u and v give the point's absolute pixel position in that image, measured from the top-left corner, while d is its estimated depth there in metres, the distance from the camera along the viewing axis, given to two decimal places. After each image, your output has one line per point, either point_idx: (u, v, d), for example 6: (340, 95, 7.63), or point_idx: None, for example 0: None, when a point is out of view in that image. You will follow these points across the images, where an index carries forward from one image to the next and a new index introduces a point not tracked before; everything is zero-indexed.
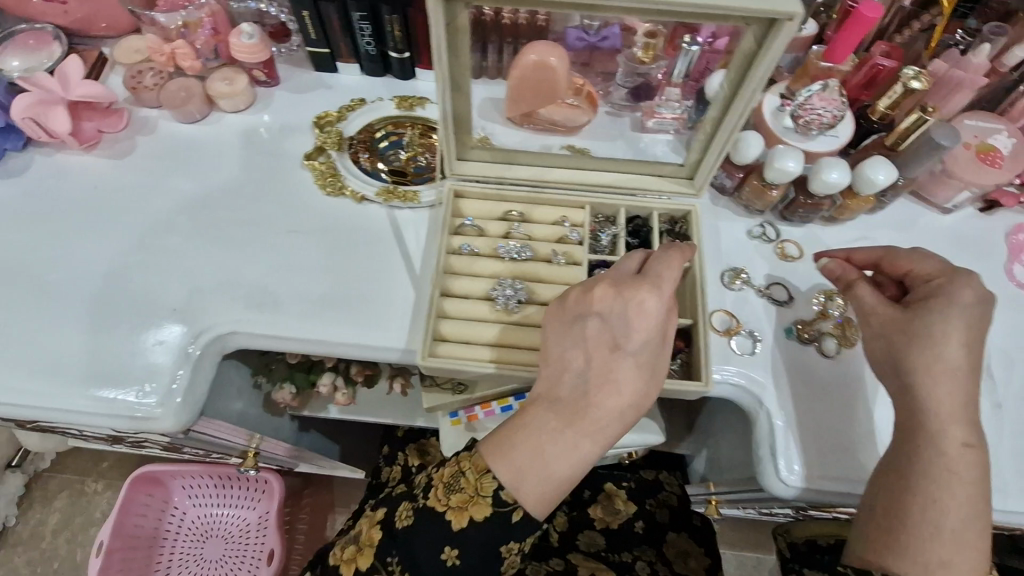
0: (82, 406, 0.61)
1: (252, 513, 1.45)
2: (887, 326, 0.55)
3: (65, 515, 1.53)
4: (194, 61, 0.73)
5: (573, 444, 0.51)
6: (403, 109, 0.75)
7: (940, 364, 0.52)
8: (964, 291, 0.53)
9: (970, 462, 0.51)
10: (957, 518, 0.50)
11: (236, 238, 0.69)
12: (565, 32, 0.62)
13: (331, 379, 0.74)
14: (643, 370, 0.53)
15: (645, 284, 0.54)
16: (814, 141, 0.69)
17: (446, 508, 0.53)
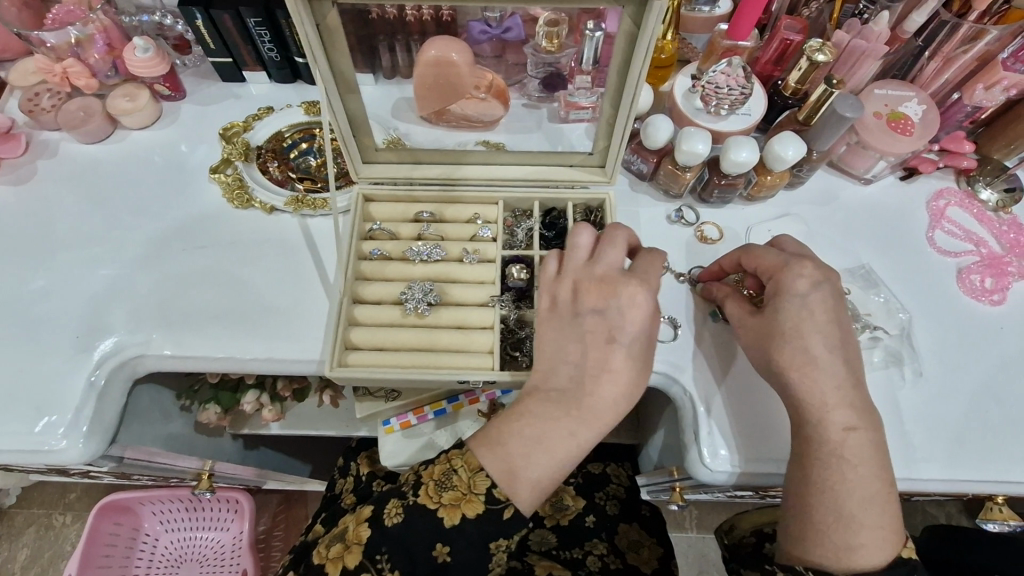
0: None
1: (226, 535, 1.44)
2: (755, 336, 0.56)
3: (34, 550, 1.50)
4: (90, 79, 0.70)
5: (569, 435, 0.51)
6: (311, 115, 0.73)
7: (803, 357, 0.52)
8: (800, 282, 0.54)
9: (854, 444, 0.51)
10: (854, 499, 0.49)
11: (145, 260, 0.67)
12: (468, 25, 0.58)
13: (255, 396, 0.72)
14: (638, 360, 0.53)
15: (636, 278, 0.55)
16: (726, 121, 0.68)
17: (438, 506, 0.50)
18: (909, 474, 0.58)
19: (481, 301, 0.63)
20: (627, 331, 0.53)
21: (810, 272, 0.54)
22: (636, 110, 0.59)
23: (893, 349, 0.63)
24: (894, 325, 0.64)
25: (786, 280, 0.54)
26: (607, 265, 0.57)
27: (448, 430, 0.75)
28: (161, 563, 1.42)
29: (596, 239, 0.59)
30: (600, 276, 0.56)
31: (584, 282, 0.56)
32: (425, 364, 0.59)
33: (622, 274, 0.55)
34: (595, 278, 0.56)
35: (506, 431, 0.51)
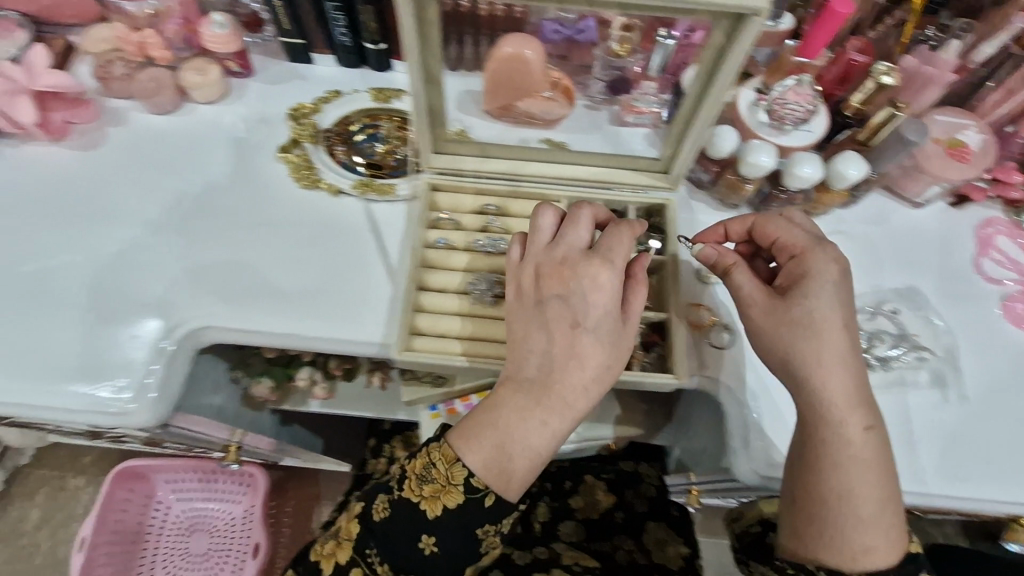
0: (52, 402, 0.60)
1: (237, 507, 1.45)
2: (766, 316, 0.55)
3: (47, 509, 1.52)
4: (164, 50, 0.72)
5: (541, 424, 0.51)
6: (378, 102, 0.74)
7: (825, 349, 0.53)
8: (829, 266, 0.54)
9: (871, 447, 0.52)
10: (872, 503, 0.52)
11: (207, 232, 0.68)
12: (541, 24, 0.57)
13: (309, 372, 0.75)
14: (607, 343, 0.53)
15: (598, 257, 0.54)
16: (790, 136, 0.69)
17: (419, 498, 0.53)
18: (950, 492, 0.61)
19: None
20: (592, 315, 0.53)
21: (837, 258, 0.55)
22: (712, 120, 0.60)
23: (937, 370, 0.65)
24: (938, 346, 0.67)
25: (816, 262, 0.55)
26: (567, 247, 0.56)
27: None
28: (172, 530, 1.44)
29: (559, 220, 0.58)
30: (561, 259, 0.55)
31: (545, 266, 0.55)
32: (491, 355, 0.61)
33: (583, 254, 0.55)
34: (557, 261, 0.55)
35: (478, 424, 0.52)
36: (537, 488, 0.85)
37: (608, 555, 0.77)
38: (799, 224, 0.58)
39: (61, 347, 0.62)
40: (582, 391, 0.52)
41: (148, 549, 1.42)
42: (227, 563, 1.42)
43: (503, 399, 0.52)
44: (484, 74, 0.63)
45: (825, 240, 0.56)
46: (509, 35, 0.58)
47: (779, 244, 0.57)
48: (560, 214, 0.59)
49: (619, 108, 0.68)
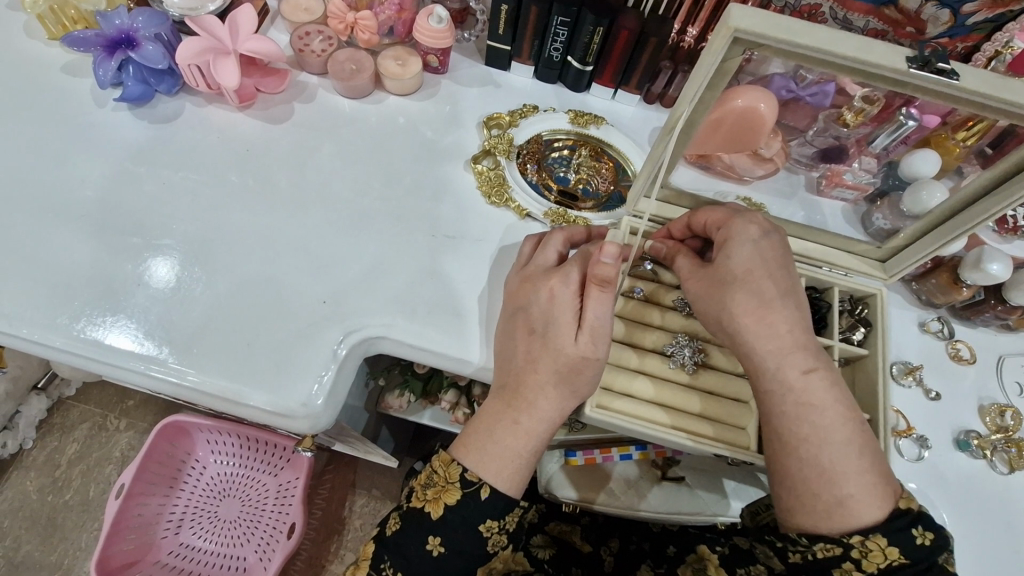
0: (215, 385, 0.57)
1: (273, 480, 1.28)
2: (700, 290, 0.52)
3: (83, 447, 1.33)
4: (373, 34, 0.68)
5: (514, 425, 0.53)
6: (576, 126, 0.70)
7: (757, 305, 0.49)
8: (749, 227, 0.52)
9: (817, 387, 0.48)
10: (832, 447, 0.47)
11: (385, 228, 0.65)
12: (773, 78, 0.59)
13: (455, 396, 0.72)
14: (554, 351, 0.52)
15: (554, 272, 0.54)
16: (1011, 245, 0.65)
17: (424, 503, 0.54)
18: None
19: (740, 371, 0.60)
20: (547, 326, 0.53)
21: (760, 219, 0.52)
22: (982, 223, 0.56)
23: None
24: None
25: (738, 226, 0.52)
26: (535, 264, 0.57)
27: (627, 473, 0.81)
28: (202, 491, 1.28)
29: (537, 245, 0.60)
30: (529, 275, 0.57)
31: (513, 286, 0.58)
32: (682, 429, 0.56)
33: (546, 272, 0.56)
34: (524, 277, 0.57)
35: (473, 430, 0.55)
36: (636, 547, 0.76)
37: None
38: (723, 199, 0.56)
39: (227, 331, 0.59)
40: (543, 386, 0.53)
41: (175, 509, 1.26)
42: (259, 537, 1.25)
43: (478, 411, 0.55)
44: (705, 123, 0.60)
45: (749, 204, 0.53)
46: (741, 86, 0.58)
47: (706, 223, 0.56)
48: (539, 240, 0.61)
49: (820, 175, 0.72)
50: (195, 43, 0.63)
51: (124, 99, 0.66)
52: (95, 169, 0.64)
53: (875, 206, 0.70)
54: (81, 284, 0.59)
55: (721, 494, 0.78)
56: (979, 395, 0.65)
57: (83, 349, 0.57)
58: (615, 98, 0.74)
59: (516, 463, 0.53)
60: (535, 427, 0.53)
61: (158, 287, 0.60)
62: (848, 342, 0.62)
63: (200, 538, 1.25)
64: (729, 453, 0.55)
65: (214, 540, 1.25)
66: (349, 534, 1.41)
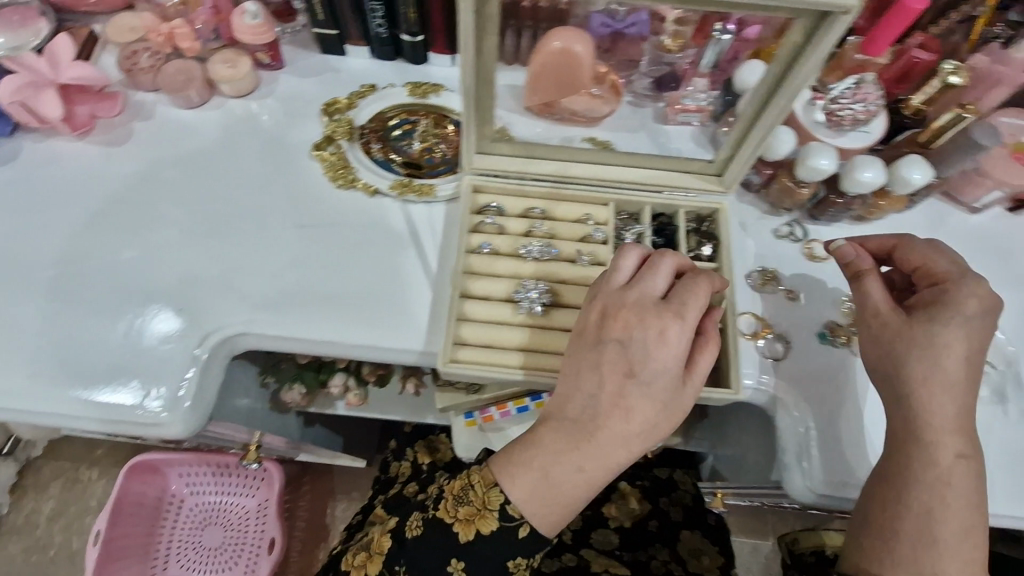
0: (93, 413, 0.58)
1: (251, 501, 1.29)
2: (886, 332, 0.53)
3: (60, 503, 1.34)
4: (194, 42, 0.69)
5: (576, 470, 0.50)
6: (416, 97, 0.71)
7: (938, 378, 0.51)
8: (971, 300, 0.52)
9: (962, 474, 0.51)
10: (948, 527, 0.50)
11: (243, 230, 0.66)
12: (588, 16, 0.54)
13: (342, 379, 0.72)
14: (658, 399, 0.50)
15: (668, 311, 0.51)
16: (846, 137, 0.66)
17: (453, 520, 0.53)
18: (1013, 512, 0.59)
19: None
20: (649, 367, 0.50)
21: (982, 294, 0.52)
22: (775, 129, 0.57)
23: (997, 384, 0.63)
24: (998, 359, 0.64)
25: (958, 295, 0.52)
26: (642, 293, 0.52)
27: (526, 426, 0.75)
28: (183, 525, 1.28)
29: (642, 261, 0.55)
30: (631, 305, 0.52)
31: (612, 309, 0.52)
32: (542, 368, 0.58)
33: (654, 305, 0.51)
34: (603, 308, 0.53)
35: (514, 458, 0.52)
36: None
37: (644, 565, 0.75)
38: (944, 249, 0.55)
39: (92, 354, 0.60)
40: (640, 434, 0.50)
41: (161, 547, 1.26)
42: (246, 557, 1.26)
43: (541, 434, 0.52)
44: (527, 69, 0.58)
45: (973, 273, 0.53)
46: (555, 30, 0.55)
47: (921, 272, 0.55)
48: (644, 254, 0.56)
49: (664, 105, 0.66)
50: (12, 81, 0.64)
51: None
52: None
53: (722, 124, 0.64)
54: None
55: None
56: (836, 287, 0.67)
57: None
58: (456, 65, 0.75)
59: (551, 511, 0.52)
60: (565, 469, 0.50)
61: (21, 324, 0.61)
62: (699, 259, 0.64)
63: (190, 568, 1.26)
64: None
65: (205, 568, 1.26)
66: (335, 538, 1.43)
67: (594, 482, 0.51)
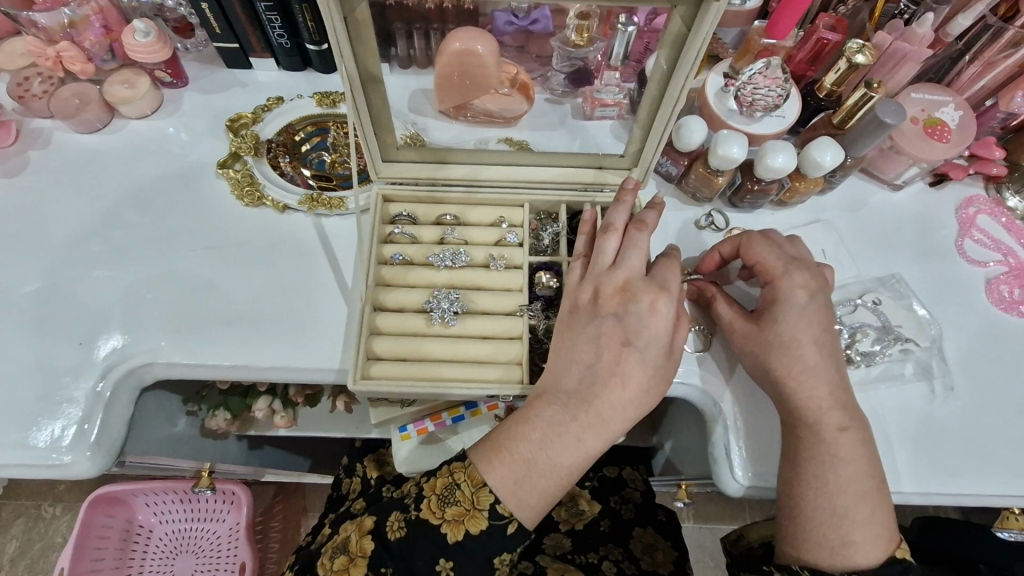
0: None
1: (220, 526, 1.26)
2: (745, 340, 0.56)
3: (22, 543, 1.30)
4: (85, 64, 0.66)
5: (576, 440, 0.50)
6: (325, 107, 0.69)
7: (800, 366, 0.53)
8: (796, 292, 0.54)
9: (852, 444, 0.52)
10: (846, 495, 0.50)
11: (147, 255, 0.63)
12: (493, 15, 0.59)
13: (267, 402, 0.69)
14: (652, 367, 0.52)
15: (656, 285, 0.54)
16: (759, 123, 0.66)
17: (440, 521, 0.50)
18: (940, 488, 0.58)
19: (508, 310, 0.61)
20: (644, 337, 0.52)
21: (806, 280, 0.55)
22: (678, 118, 0.56)
23: (923, 362, 0.63)
24: (924, 337, 0.63)
25: (785, 288, 0.54)
26: (627, 271, 0.55)
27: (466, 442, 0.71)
28: (155, 551, 1.24)
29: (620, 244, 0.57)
30: (622, 283, 0.55)
31: (602, 286, 0.55)
32: (453, 378, 0.56)
33: (644, 279, 0.54)
34: (594, 285, 0.55)
35: (510, 438, 0.51)
36: None
37: (595, 567, 0.74)
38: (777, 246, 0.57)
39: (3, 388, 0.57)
40: (632, 401, 0.51)
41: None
42: None
43: (540, 410, 0.51)
44: (435, 71, 0.63)
45: (798, 262, 0.55)
46: (457, 30, 0.60)
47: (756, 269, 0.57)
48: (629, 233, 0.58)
49: (582, 100, 0.74)
50: None
51: None
52: None
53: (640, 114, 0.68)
54: None
55: None
56: None
57: None
58: None
59: (541, 498, 0.49)
60: (571, 456, 0.50)
61: None
62: None
63: None
64: (469, 392, 0.55)
65: None
66: None
67: (582, 459, 0.50)
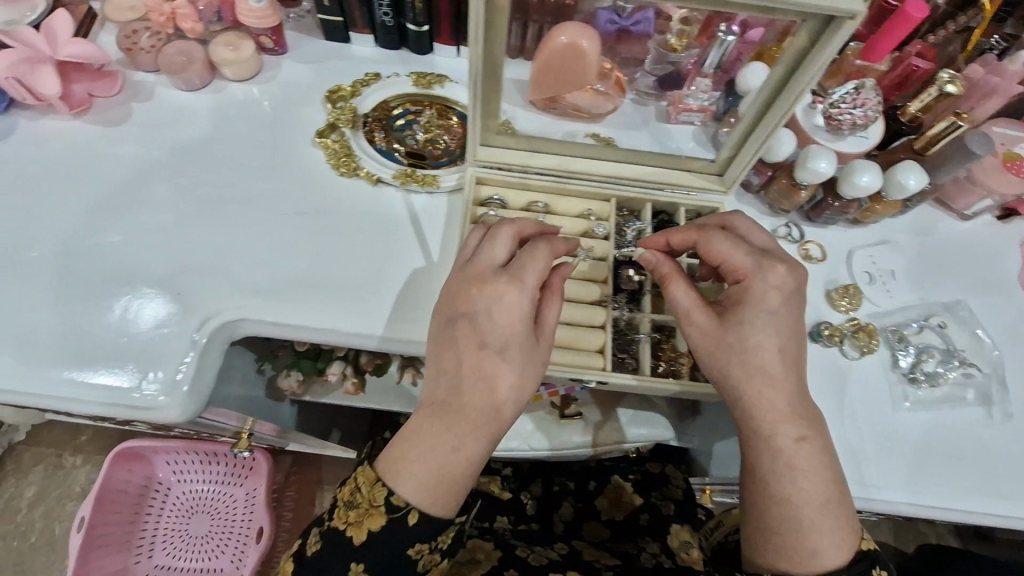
0: (93, 395, 0.57)
1: (239, 490, 1.26)
2: (703, 336, 0.55)
3: (42, 490, 1.31)
4: (196, 23, 0.68)
5: (456, 448, 0.51)
6: (420, 87, 0.71)
7: (760, 375, 0.53)
8: (768, 295, 0.53)
9: (808, 453, 0.52)
10: (811, 508, 0.51)
11: (242, 215, 0.65)
12: (595, 12, 0.63)
13: (341, 368, 0.72)
14: (515, 361, 0.52)
15: (506, 275, 0.53)
16: (844, 141, 0.67)
17: (347, 525, 0.52)
18: (991, 510, 0.60)
19: (595, 300, 0.63)
20: (496, 333, 0.52)
21: (780, 281, 0.54)
22: (777, 131, 0.58)
23: (983, 387, 0.65)
24: (985, 362, 0.66)
25: (754, 289, 0.54)
26: (483, 265, 0.55)
27: None
28: (170, 511, 1.24)
29: (483, 237, 0.58)
30: (475, 276, 0.54)
31: (459, 284, 0.55)
32: None
33: (494, 273, 0.54)
34: (463, 281, 0.55)
35: (395, 458, 0.52)
36: (558, 488, 0.86)
37: (634, 555, 0.73)
38: (742, 243, 0.56)
39: (99, 330, 0.59)
40: (501, 402, 0.52)
41: (146, 534, 1.22)
42: (231, 547, 1.22)
43: (412, 426, 0.52)
44: (532, 63, 0.62)
45: (770, 260, 0.55)
46: (564, 25, 0.60)
47: (724, 266, 0.56)
48: (489, 230, 0.58)
49: (667, 104, 0.73)
50: (10, 57, 0.62)
51: None
52: None
53: (722, 124, 0.71)
54: None
55: (617, 423, 0.81)
56: (827, 285, 0.68)
57: None
58: (461, 56, 0.75)
59: None
60: (479, 448, 0.52)
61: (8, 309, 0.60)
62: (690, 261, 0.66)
63: (175, 556, 1.22)
64: None
65: (191, 556, 1.22)
66: None
67: (470, 462, 0.51)
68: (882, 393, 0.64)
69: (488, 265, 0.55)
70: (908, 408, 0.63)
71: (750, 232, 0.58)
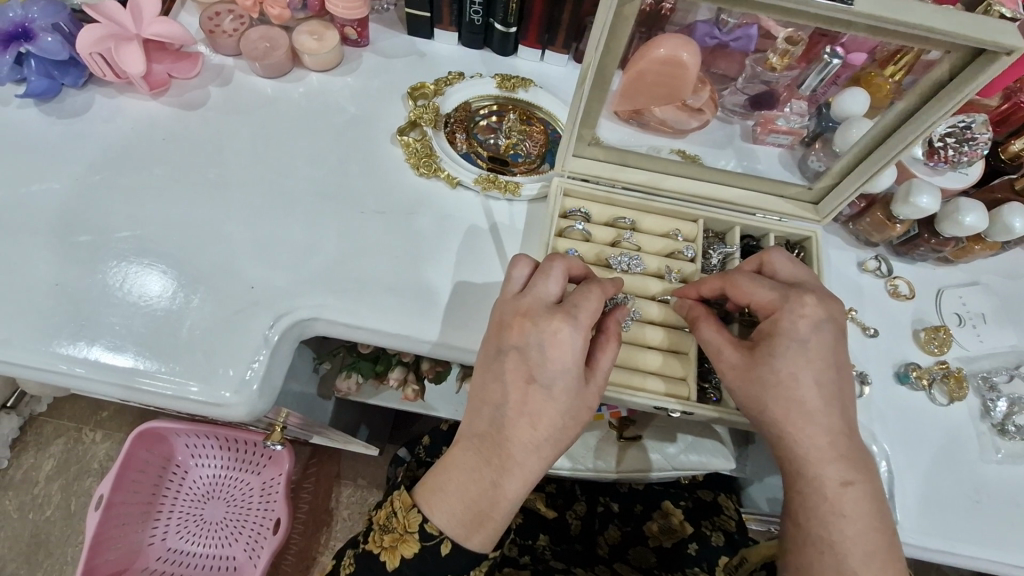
0: (158, 386, 0.55)
1: (256, 479, 1.16)
2: (733, 374, 0.51)
3: (61, 463, 1.23)
4: (282, 10, 0.67)
5: (493, 486, 0.48)
6: (503, 90, 0.69)
7: (798, 412, 0.48)
8: (797, 326, 0.49)
9: (853, 501, 0.48)
10: (856, 558, 0.47)
11: (319, 210, 0.63)
12: (693, 25, 0.50)
13: (402, 372, 0.72)
14: (561, 401, 0.48)
15: (561, 312, 0.48)
16: (943, 176, 0.65)
17: (381, 550, 0.50)
18: None
19: (679, 324, 0.62)
20: (549, 371, 0.48)
21: (810, 311, 0.49)
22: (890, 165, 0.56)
23: None
24: None
25: (784, 323, 0.49)
26: (534, 299, 0.50)
27: None
28: (187, 495, 1.16)
29: (534, 269, 0.53)
30: (525, 309, 0.50)
31: (507, 316, 0.50)
32: None
33: (547, 308, 0.49)
34: (514, 311, 0.50)
35: (430, 487, 0.50)
36: (603, 509, 0.84)
37: None
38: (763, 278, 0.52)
39: (168, 318, 0.57)
40: (541, 444, 0.48)
41: (162, 515, 1.15)
42: (247, 534, 1.13)
43: (453, 456, 0.50)
44: (624, 76, 0.54)
45: (797, 291, 0.50)
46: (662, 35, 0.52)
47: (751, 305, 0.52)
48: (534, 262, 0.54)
49: (754, 123, 0.63)
50: (94, 31, 0.60)
51: (29, 94, 0.63)
52: (30, 169, 0.62)
53: (813, 149, 0.63)
54: (13, 292, 0.57)
55: (676, 449, 0.78)
56: (915, 324, 0.66)
57: (11, 360, 0.55)
58: (544, 60, 0.73)
59: None
60: (516, 488, 0.48)
61: (79, 292, 0.58)
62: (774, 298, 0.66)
63: (189, 541, 1.14)
64: None
65: (204, 543, 1.13)
66: (339, 524, 1.25)
67: (507, 502, 0.48)
68: (970, 443, 0.61)
69: (534, 297, 0.50)
70: (999, 460, 0.60)
71: (784, 264, 0.54)
